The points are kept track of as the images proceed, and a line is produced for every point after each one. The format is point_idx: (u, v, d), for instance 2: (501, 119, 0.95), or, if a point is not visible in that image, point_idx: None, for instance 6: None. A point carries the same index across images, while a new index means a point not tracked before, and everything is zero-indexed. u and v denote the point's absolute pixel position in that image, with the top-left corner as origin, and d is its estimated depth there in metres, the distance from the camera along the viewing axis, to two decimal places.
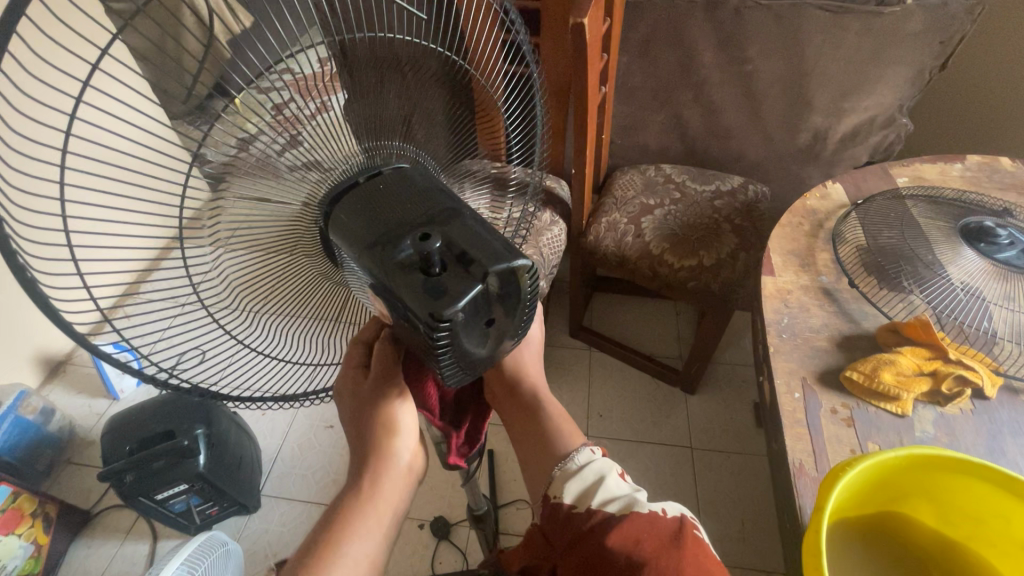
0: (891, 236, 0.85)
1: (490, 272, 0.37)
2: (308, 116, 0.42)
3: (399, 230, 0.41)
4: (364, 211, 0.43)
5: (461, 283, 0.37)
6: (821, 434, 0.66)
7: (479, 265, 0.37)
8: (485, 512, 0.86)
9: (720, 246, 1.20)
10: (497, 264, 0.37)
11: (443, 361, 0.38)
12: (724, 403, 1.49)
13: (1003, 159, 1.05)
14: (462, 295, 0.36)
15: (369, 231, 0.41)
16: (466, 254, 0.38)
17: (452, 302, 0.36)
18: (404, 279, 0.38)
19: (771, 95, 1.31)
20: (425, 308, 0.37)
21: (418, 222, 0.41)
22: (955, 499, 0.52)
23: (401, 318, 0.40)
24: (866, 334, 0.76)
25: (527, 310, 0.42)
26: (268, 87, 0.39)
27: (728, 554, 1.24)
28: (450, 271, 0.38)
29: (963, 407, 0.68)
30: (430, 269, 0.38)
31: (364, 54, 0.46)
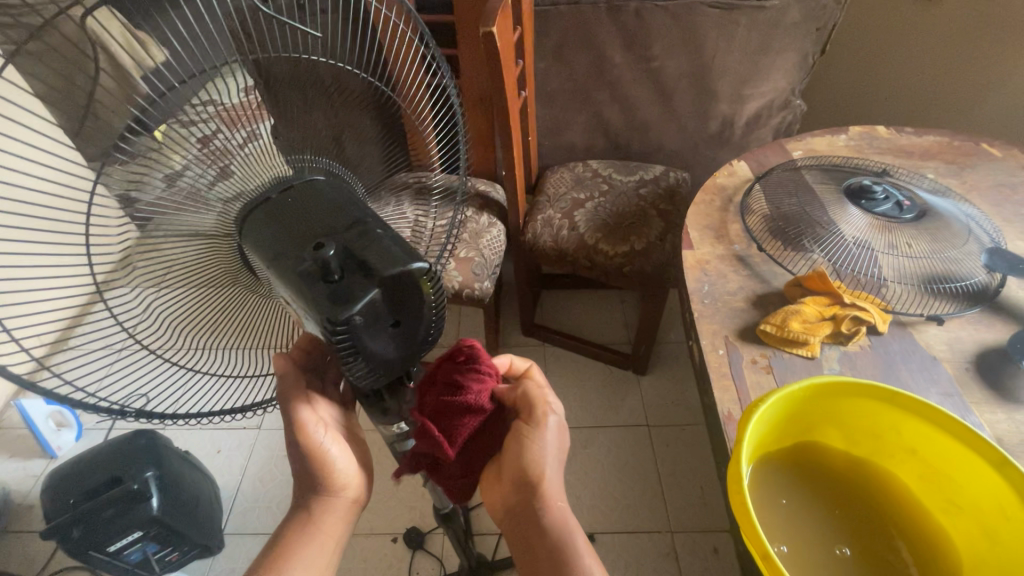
0: (790, 203, 0.95)
1: (384, 278, 0.40)
2: (237, 146, 0.43)
3: (303, 240, 0.42)
4: (274, 227, 0.44)
5: (360, 288, 0.40)
6: (744, 383, 0.72)
7: (376, 272, 0.40)
8: (452, 509, 0.87)
9: (649, 231, 1.28)
10: (392, 269, 0.40)
11: (348, 360, 0.42)
12: (673, 380, 1.57)
13: (879, 128, 1.18)
14: (358, 299, 0.40)
15: (274, 243, 0.43)
16: (363, 262, 0.41)
17: (347, 307, 0.39)
18: (306, 288, 0.41)
19: (679, 89, 1.42)
20: (326, 312, 0.40)
21: (321, 232, 0.43)
22: (857, 419, 0.59)
23: (309, 321, 0.43)
24: (775, 291, 0.84)
25: (434, 312, 0.45)
26: (189, 121, 0.40)
27: (691, 520, 1.31)
28: (349, 277, 0.41)
29: (861, 343, 0.76)
30: (329, 277, 0.41)
31: (284, 79, 0.48)
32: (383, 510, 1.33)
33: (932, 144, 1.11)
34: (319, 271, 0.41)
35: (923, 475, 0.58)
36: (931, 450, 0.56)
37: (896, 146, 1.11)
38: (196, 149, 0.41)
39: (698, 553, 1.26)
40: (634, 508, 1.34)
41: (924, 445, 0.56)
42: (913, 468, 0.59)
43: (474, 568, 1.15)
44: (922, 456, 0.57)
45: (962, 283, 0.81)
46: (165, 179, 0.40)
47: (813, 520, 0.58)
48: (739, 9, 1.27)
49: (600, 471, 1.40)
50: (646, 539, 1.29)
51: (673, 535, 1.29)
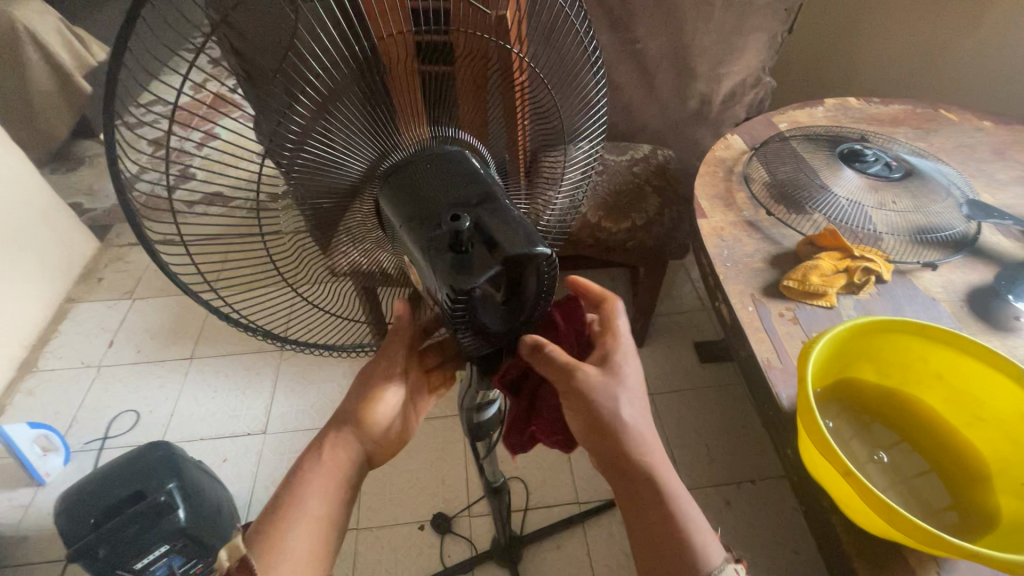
0: (787, 170, 1.03)
1: (509, 258, 0.40)
2: (192, 148, 0.37)
3: (435, 210, 0.43)
4: (403, 195, 0.44)
5: (483, 262, 0.40)
6: (777, 333, 0.79)
7: (501, 251, 0.40)
8: (502, 481, 0.90)
9: (647, 206, 1.34)
10: (518, 251, 0.40)
11: (458, 328, 0.43)
12: (669, 349, 1.65)
13: (850, 99, 1.28)
14: (482, 273, 0.40)
15: (408, 208, 0.44)
16: (490, 238, 0.41)
17: (469, 278, 0.40)
18: (434, 255, 0.41)
19: (660, 70, 1.48)
20: (448, 280, 0.40)
21: (450, 203, 0.43)
22: (892, 352, 0.66)
23: (429, 288, 0.44)
24: (788, 251, 0.91)
25: (543, 296, 0.45)
26: (136, 120, 0.36)
27: (702, 477, 1.39)
28: (474, 252, 0.41)
29: (871, 291, 0.84)
30: (458, 248, 0.41)
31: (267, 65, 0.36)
32: (407, 499, 1.34)
33: (898, 112, 1.22)
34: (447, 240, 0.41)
35: (948, 396, 0.66)
36: (956, 372, 0.64)
37: (868, 115, 1.21)
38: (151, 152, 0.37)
39: (712, 506, 1.34)
40: None
41: (950, 369, 0.64)
42: (939, 392, 0.66)
43: (508, 543, 1.18)
44: (948, 379, 0.65)
45: (948, 232, 0.91)
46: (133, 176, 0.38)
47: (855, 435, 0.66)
48: None
49: None
50: None
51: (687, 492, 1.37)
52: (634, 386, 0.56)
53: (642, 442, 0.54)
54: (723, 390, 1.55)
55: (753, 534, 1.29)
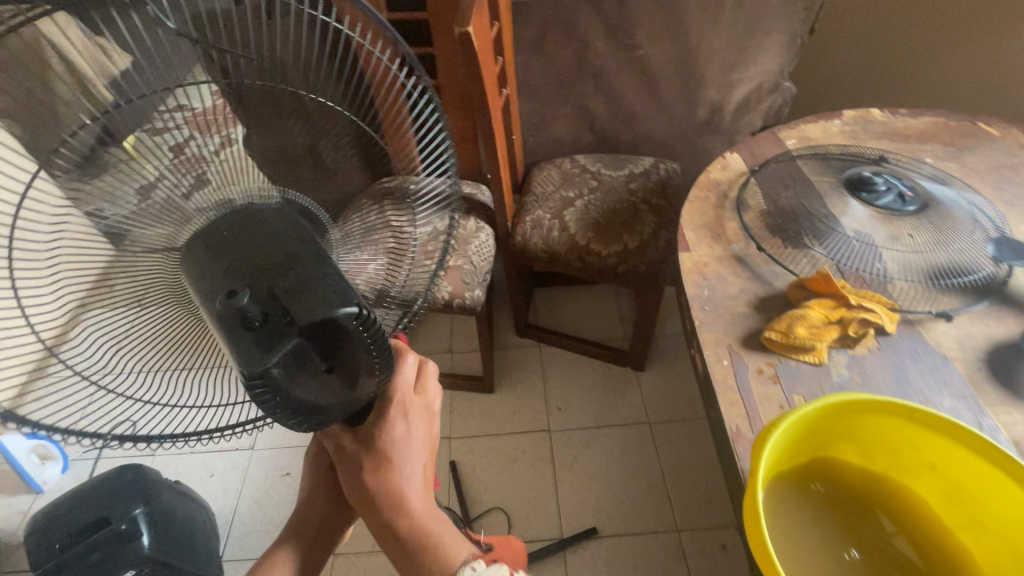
0: (787, 196, 0.93)
1: (303, 325, 0.35)
2: (210, 153, 0.47)
3: (240, 274, 0.39)
4: (214, 250, 0.42)
5: (280, 333, 0.36)
6: (751, 395, 0.69)
7: (296, 317, 0.36)
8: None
9: (642, 228, 1.24)
10: (313, 316, 0.35)
11: (268, 413, 0.36)
12: (672, 374, 1.54)
13: (873, 110, 1.14)
14: (274, 349, 0.35)
15: (224, 271, 0.40)
16: (284, 305, 0.37)
17: (266, 360, 0.35)
18: (229, 337, 0.37)
19: (665, 77, 1.38)
20: (245, 363, 0.36)
21: (252, 270, 0.39)
22: (875, 435, 0.56)
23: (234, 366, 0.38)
24: (778, 293, 0.80)
25: (377, 351, 0.39)
26: (160, 127, 0.44)
27: (699, 517, 1.30)
28: (272, 322, 0.37)
29: (870, 345, 0.73)
30: (250, 323, 0.37)
31: (256, 90, 0.48)
32: None
33: (927, 126, 1.08)
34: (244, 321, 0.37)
35: (944, 490, 0.55)
36: (953, 465, 0.53)
37: (892, 129, 1.08)
38: (169, 158, 0.45)
39: (707, 550, 1.25)
40: (640, 508, 1.32)
41: (945, 460, 0.53)
42: (932, 483, 0.56)
43: None
44: (943, 471, 0.54)
45: (969, 276, 0.79)
46: (139, 188, 0.45)
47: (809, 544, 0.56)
48: None
49: (603, 472, 1.39)
50: (654, 541, 1.27)
51: (681, 534, 1.28)
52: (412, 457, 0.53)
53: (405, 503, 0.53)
54: None
55: None
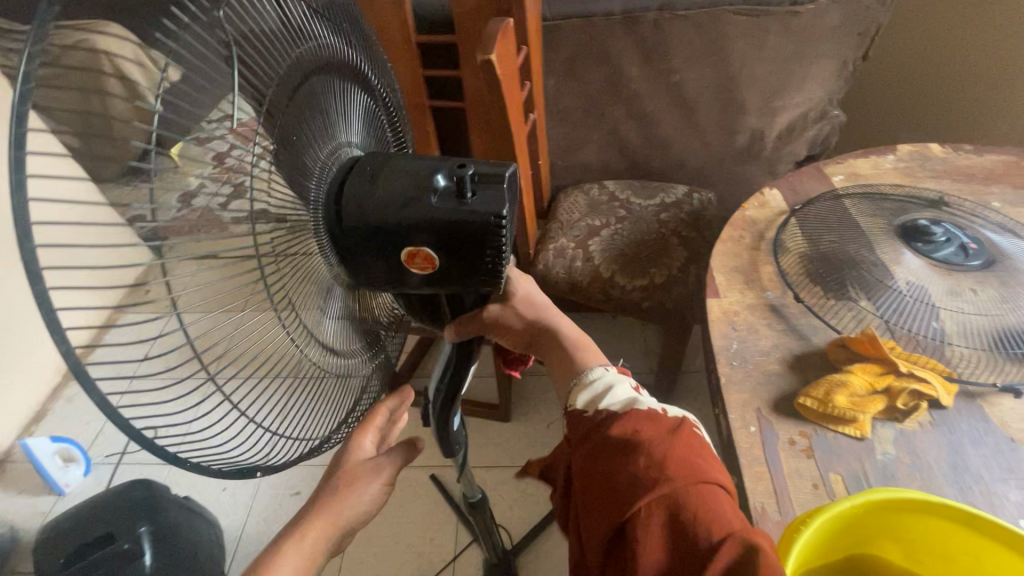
0: (830, 240, 0.85)
1: (506, 172, 0.42)
2: (254, 163, 0.34)
3: (411, 193, 0.40)
4: (362, 200, 0.41)
5: (493, 189, 0.40)
6: (781, 470, 0.62)
7: (494, 171, 0.41)
8: (479, 497, 0.93)
9: (670, 261, 1.17)
10: (505, 167, 0.42)
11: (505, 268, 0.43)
12: (698, 414, 1.45)
13: (932, 145, 1.05)
14: (503, 194, 0.40)
15: (395, 200, 0.40)
16: (474, 172, 0.41)
17: (506, 204, 0.40)
18: (447, 213, 0.40)
19: (702, 103, 1.31)
20: (486, 211, 0.40)
21: (421, 170, 0.42)
22: (923, 537, 0.48)
23: (458, 252, 0.41)
24: (816, 351, 0.72)
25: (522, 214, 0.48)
26: (208, 133, 0.32)
27: None
28: (482, 189, 0.41)
29: (922, 420, 0.64)
30: (463, 195, 0.40)
31: (279, 93, 0.37)
32: (390, 556, 1.28)
33: (994, 165, 0.98)
34: (454, 190, 0.41)
35: None
36: None
37: (954, 168, 0.98)
38: (211, 167, 0.32)
39: None
40: None
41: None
42: None
43: None
44: None
45: None
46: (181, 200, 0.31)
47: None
48: (769, 16, 1.16)
49: None
50: None
51: None
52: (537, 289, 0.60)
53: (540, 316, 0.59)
54: None
55: None
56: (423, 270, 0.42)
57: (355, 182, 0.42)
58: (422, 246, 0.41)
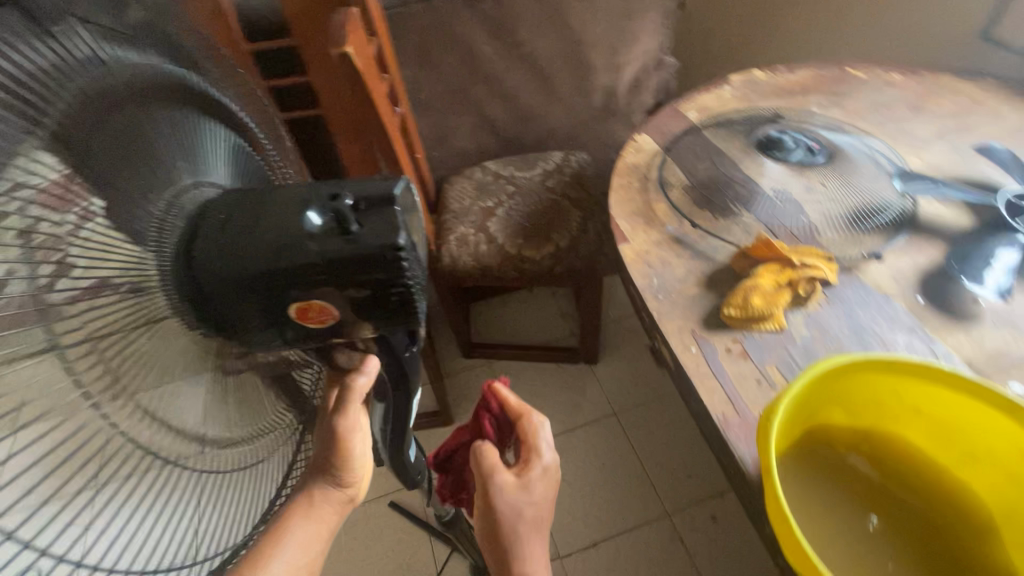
0: (704, 169, 0.94)
1: (393, 193, 0.43)
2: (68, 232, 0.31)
3: (291, 239, 0.40)
4: (225, 253, 0.39)
5: (384, 215, 0.41)
6: (728, 377, 0.67)
7: (382, 193, 0.43)
8: (453, 513, 0.90)
9: (568, 224, 1.21)
10: (395, 187, 0.44)
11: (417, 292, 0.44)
12: (625, 360, 1.53)
13: (756, 72, 1.19)
14: (398, 222, 0.41)
15: (268, 247, 0.40)
16: (360, 202, 0.42)
17: (399, 231, 0.40)
18: (331, 247, 0.40)
19: (555, 70, 1.36)
20: (376, 241, 0.40)
21: (295, 207, 0.41)
22: (857, 393, 0.55)
23: (361, 291, 0.41)
24: (723, 267, 0.79)
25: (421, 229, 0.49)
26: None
27: (684, 497, 1.29)
28: (368, 220, 0.41)
29: (820, 300, 0.74)
30: (348, 228, 0.40)
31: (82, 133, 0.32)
32: None
33: (806, 79, 1.14)
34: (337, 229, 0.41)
35: (930, 431, 0.56)
36: (935, 405, 0.53)
37: (777, 87, 1.13)
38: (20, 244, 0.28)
39: (699, 526, 1.25)
40: (627, 503, 1.30)
41: (928, 402, 0.54)
42: (919, 426, 0.56)
43: None
44: (928, 412, 0.54)
45: (882, 216, 0.82)
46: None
47: (827, 501, 0.54)
48: None
49: (583, 476, 1.35)
50: (649, 531, 1.26)
51: (671, 517, 1.27)
52: (540, 513, 0.66)
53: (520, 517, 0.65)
54: None
55: (745, 552, 1.21)
56: (321, 323, 0.44)
57: (213, 237, 0.40)
58: (316, 298, 0.41)
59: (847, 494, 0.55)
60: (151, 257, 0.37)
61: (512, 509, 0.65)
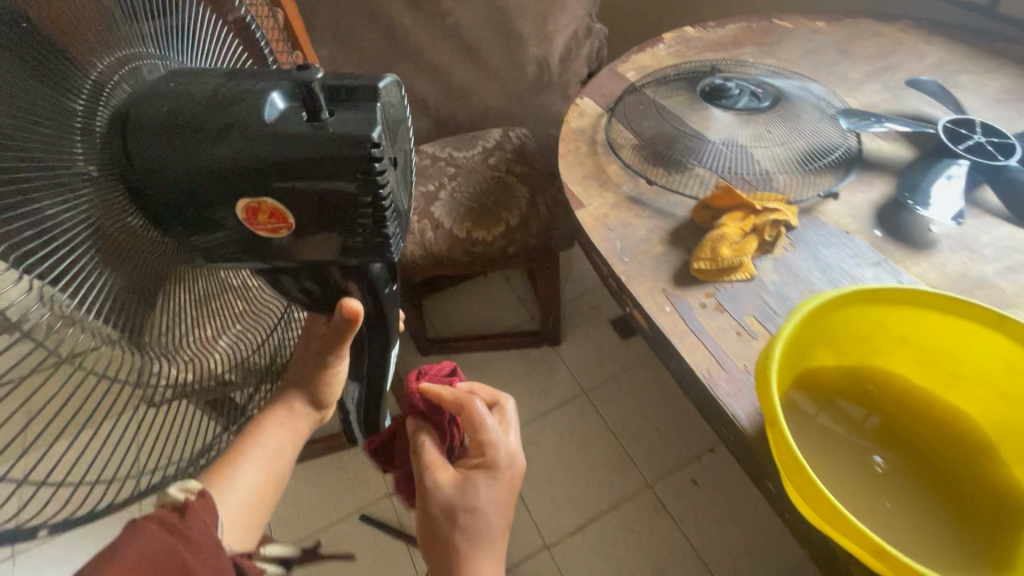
0: (651, 125, 0.90)
1: (376, 90, 0.34)
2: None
3: (229, 135, 0.33)
4: (153, 137, 0.32)
5: (359, 110, 0.33)
6: (707, 332, 0.64)
7: (361, 89, 0.34)
8: None
9: (517, 201, 1.15)
10: (379, 81, 0.35)
11: (395, 223, 0.37)
12: (588, 336, 1.50)
13: (687, 29, 1.18)
14: (374, 120, 0.33)
15: (183, 151, 0.33)
16: (337, 92, 0.34)
17: (376, 126, 0.33)
18: (294, 145, 0.33)
19: (484, 42, 1.29)
20: (349, 141, 0.32)
21: (233, 96, 0.34)
22: (846, 329, 0.53)
23: (326, 206, 0.34)
24: (685, 221, 0.76)
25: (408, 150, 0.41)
26: None
27: (663, 465, 1.28)
28: (339, 113, 0.33)
29: (785, 244, 0.72)
30: (318, 116, 0.33)
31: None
32: None
33: (736, 32, 1.13)
34: (303, 117, 0.33)
35: (916, 359, 0.55)
36: (922, 331, 0.52)
37: (710, 42, 1.12)
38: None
39: (681, 492, 1.24)
40: (608, 480, 1.27)
41: (914, 330, 0.52)
42: (905, 356, 0.55)
43: None
44: (912, 340, 0.53)
45: (829, 154, 0.82)
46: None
47: (841, 453, 0.52)
48: None
49: (560, 460, 1.31)
50: (633, 506, 1.23)
51: (653, 488, 1.25)
52: (488, 516, 0.53)
53: (463, 508, 0.52)
54: (654, 362, 1.44)
55: (728, 511, 1.21)
56: (270, 233, 0.36)
57: (152, 112, 0.32)
58: (263, 198, 0.34)
59: (861, 437, 0.53)
60: (80, 158, 0.29)
61: (447, 513, 0.53)
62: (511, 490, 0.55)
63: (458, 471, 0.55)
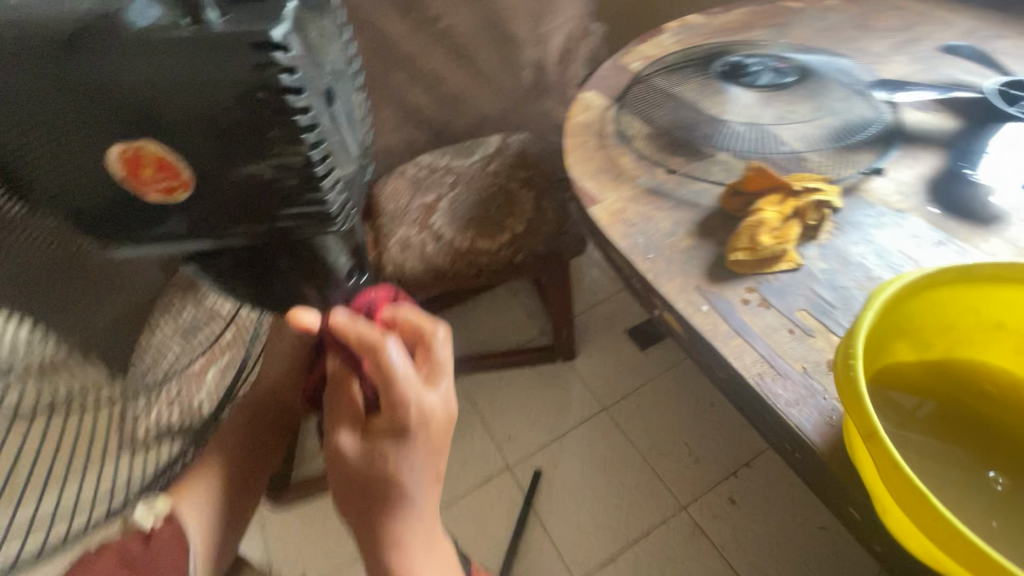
0: (664, 113, 0.83)
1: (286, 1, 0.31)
2: None
3: (119, 50, 0.30)
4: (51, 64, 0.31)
5: (263, 17, 0.30)
6: (753, 331, 0.55)
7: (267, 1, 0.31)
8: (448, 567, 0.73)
9: (522, 207, 1.08)
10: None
11: (321, 166, 0.34)
12: (605, 349, 1.41)
13: (690, 17, 1.11)
14: (279, 28, 0.30)
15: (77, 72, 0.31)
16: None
17: (283, 43, 0.30)
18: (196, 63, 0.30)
19: (477, 46, 1.23)
20: (253, 70, 0.30)
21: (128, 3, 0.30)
22: (930, 317, 0.44)
23: (233, 144, 0.33)
24: (713, 211, 0.68)
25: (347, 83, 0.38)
26: None
27: (696, 484, 1.18)
28: (239, 21, 0.30)
29: (830, 228, 0.63)
30: (212, 26, 0.30)
31: None
32: None
33: (743, 16, 1.07)
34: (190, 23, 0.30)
35: (1017, 350, 0.46)
36: None
37: (716, 28, 1.05)
38: None
39: (719, 513, 1.13)
40: (638, 504, 1.17)
41: (1015, 313, 0.44)
42: (1004, 347, 0.46)
43: None
44: (1013, 327, 0.45)
45: (868, 127, 0.73)
46: None
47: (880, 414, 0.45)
48: None
49: (584, 484, 1.21)
50: (667, 532, 1.13)
51: (688, 510, 1.15)
52: (413, 481, 0.45)
53: (380, 475, 0.44)
54: (677, 373, 1.34)
55: (773, 532, 1.10)
56: (165, 194, 0.36)
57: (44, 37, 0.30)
58: (141, 142, 0.33)
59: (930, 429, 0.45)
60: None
61: (357, 477, 0.45)
62: (432, 447, 0.46)
63: (370, 430, 0.46)
